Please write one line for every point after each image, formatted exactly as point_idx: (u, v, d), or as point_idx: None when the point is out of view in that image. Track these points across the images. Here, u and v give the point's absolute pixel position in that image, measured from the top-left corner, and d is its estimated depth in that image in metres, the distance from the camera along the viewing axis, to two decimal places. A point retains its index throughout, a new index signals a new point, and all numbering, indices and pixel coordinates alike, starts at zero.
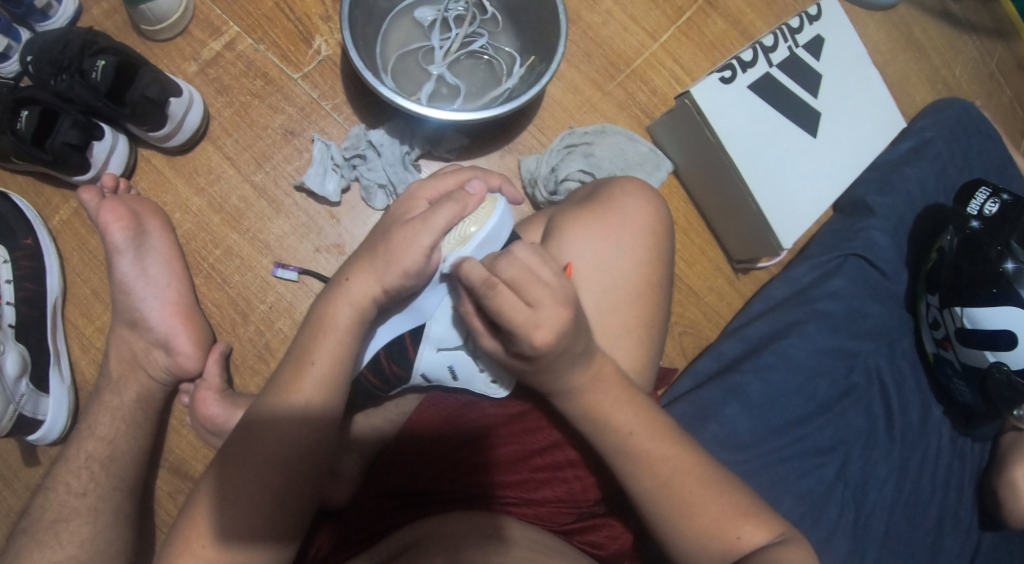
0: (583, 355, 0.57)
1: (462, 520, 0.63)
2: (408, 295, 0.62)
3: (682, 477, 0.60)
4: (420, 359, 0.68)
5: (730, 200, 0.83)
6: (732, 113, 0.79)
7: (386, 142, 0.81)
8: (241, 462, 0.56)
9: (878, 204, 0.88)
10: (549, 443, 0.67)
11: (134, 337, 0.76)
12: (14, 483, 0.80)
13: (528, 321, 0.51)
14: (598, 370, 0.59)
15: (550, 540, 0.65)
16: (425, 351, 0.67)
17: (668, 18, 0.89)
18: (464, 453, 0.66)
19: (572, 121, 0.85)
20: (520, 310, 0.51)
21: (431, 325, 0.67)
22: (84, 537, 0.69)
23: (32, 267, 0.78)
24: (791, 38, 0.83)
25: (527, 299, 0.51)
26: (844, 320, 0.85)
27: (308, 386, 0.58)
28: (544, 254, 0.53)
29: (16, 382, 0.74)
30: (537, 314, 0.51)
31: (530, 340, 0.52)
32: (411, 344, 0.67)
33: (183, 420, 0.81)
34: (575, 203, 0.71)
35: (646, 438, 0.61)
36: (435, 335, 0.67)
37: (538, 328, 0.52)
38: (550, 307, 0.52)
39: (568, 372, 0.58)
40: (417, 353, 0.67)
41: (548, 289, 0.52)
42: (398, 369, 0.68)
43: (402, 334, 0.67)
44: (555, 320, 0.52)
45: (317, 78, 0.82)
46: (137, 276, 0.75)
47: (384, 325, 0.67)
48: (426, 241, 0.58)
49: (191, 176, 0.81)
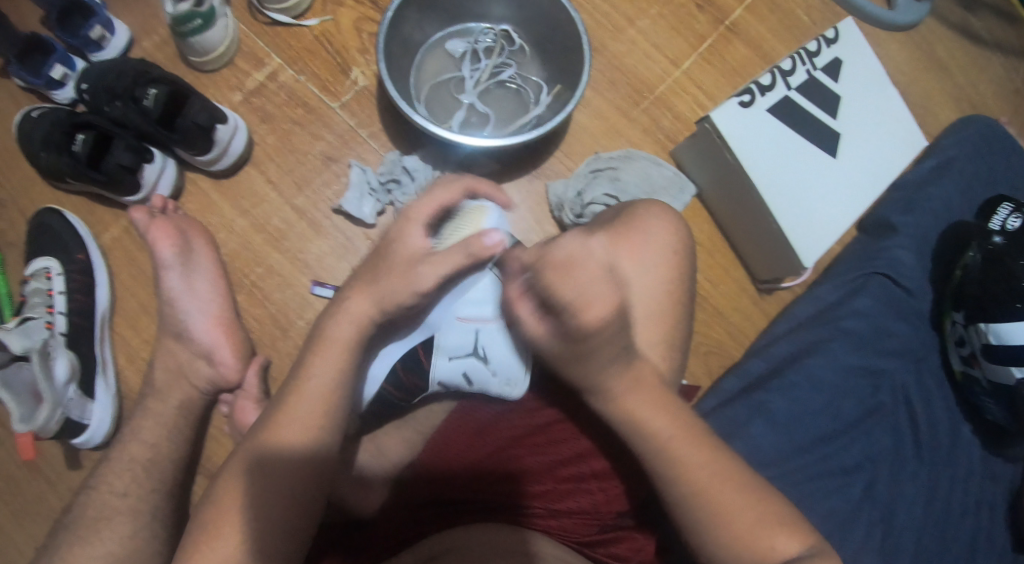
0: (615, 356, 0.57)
1: (485, 531, 0.66)
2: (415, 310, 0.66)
3: (714, 490, 0.61)
4: (434, 369, 0.72)
5: (751, 221, 0.85)
6: (752, 136, 0.81)
7: (419, 168, 0.84)
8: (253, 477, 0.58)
9: (901, 223, 0.89)
10: (573, 455, 0.70)
11: (179, 348, 0.80)
12: (58, 485, 0.85)
13: (579, 296, 0.50)
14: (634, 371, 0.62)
15: (570, 554, 0.67)
16: (438, 361, 0.72)
17: (691, 45, 0.92)
18: (492, 464, 0.68)
19: (597, 147, 0.88)
20: (571, 286, 0.50)
21: (439, 337, 0.72)
22: (123, 535, 0.72)
23: (84, 280, 0.84)
24: (809, 61, 0.86)
25: (576, 273, 0.51)
26: (869, 338, 0.86)
27: (308, 406, 0.61)
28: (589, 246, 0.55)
29: (65, 386, 0.79)
30: (588, 289, 0.50)
31: (584, 315, 0.50)
32: (425, 355, 0.72)
33: (223, 429, 0.85)
34: (599, 223, 0.74)
35: (675, 446, 0.62)
36: (446, 345, 0.71)
37: (589, 295, 0.50)
38: (595, 290, 0.50)
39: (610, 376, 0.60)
40: (431, 364, 0.72)
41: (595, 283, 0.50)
42: (414, 378, 0.72)
43: (415, 347, 0.71)
44: (603, 303, 0.50)
45: (355, 107, 0.87)
46: (184, 290, 0.80)
47: (396, 341, 0.71)
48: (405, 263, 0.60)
49: (236, 198, 0.85)
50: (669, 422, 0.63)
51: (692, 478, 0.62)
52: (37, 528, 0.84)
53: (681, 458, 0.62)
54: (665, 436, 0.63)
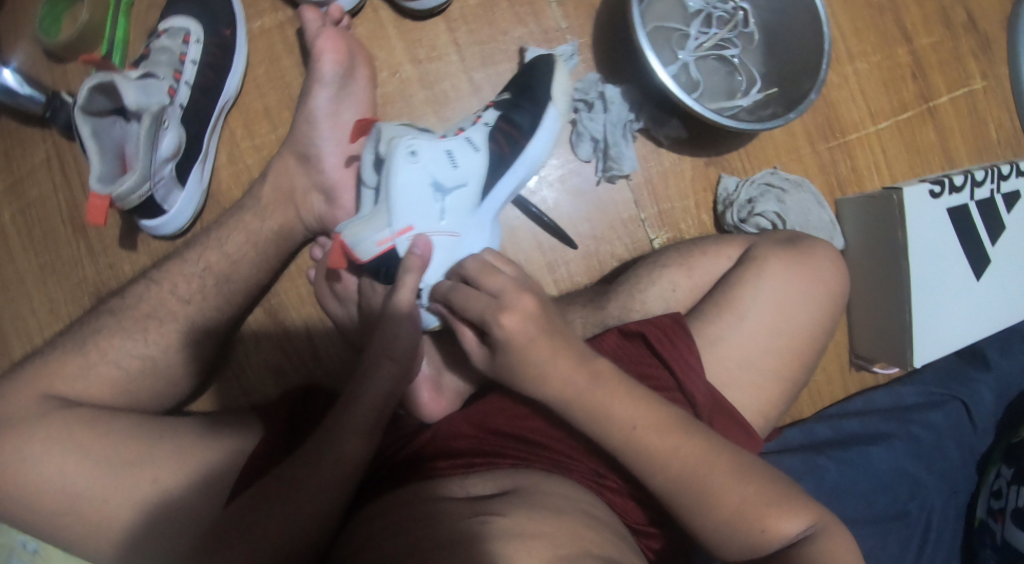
0: (569, 351, 0.61)
1: (530, 478, 0.67)
2: (467, 193, 0.71)
3: (766, 518, 0.58)
4: (531, 146, 0.76)
5: (881, 302, 0.86)
6: (926, 228, 0.81)
7: (617, 101, 0.81)
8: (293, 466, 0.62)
9: (997, 363, 0.88)
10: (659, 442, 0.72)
11: (299, 171, 0.76)
12: (98, 257, 0.77)
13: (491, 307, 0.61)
14: (595, 368, 0.61)
15: (593, 527, 0.64)
16: (534, 143, 0.76)
17: (893, 107, 0.91)
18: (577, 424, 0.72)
19: (777, 162, 0.89)
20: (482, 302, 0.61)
21: (528, 150, 0.76)
22: (170, 344, 0.70)
23: (219, 59, 0.76)
24: (996, 182, 0.85)
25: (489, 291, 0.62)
26: (927, 450, 0.86)
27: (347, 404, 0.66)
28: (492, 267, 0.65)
29: (163, 163, 0.71)
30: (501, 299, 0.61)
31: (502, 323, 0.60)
32: (516, 139, 0.75)
33: (302, 271, 0.82)
34: (775, 242, 0.77)
35: (684, 451, 0.59)
36: (480, 166, 0.72)
37: (506, 309, 0.61)
38: (511, 294, 0.62)
39: (552, 365, 0.61)
40: (526, 145, 0.75)
41: (492, 301, 0.61)
42: (512, 129, 0.75)
43: (507, 164, 0.74)
44: (522, 304, 0.61)
45: (570, 10, 0.83)
46: (328, 114, 0.75)
47: (507, 175, 0.75)
48: (405, 327, 0.67)
49: (412, 43, 0.82)
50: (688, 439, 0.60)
51: (677, 476, 0.59)
52: (63, 305, 0.77)
53: (689, 469, 0.59)
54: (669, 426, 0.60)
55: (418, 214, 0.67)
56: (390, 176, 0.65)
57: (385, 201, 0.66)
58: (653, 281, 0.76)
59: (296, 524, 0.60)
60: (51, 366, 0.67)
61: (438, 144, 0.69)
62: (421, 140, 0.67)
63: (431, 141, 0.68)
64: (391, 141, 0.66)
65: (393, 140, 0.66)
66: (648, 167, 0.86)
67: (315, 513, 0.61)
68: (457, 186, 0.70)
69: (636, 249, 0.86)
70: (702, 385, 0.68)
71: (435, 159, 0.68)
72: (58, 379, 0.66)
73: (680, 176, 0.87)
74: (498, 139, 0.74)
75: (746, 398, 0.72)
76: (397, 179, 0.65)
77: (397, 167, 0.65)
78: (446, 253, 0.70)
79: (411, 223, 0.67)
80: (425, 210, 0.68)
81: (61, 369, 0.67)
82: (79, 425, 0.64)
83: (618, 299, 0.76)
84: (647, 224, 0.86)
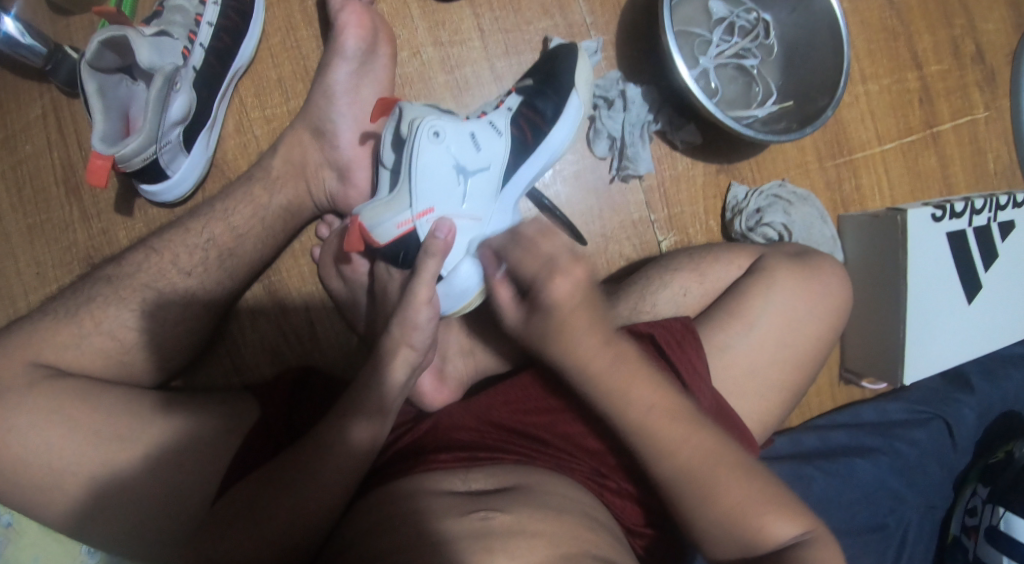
0: (601, 328, 0.61)
1: (535, 474, 0.66)
2: (488, 177, 0.71)
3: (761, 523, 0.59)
4: (553, 135, 0.75)
5: (875, 319, 0.87)
6: (925, 250, 0.83)
7: (637, 101, 0.81)
8: (293, 465, 0.61)
9: (979, 386, 0.91)
10: None
11: (313, 146, 0.73)
12: (92, 220, 0.75)
13: (543, 270, 0.58)
14: (620, 349, 0.62)
15: (594, 528, 0.63)
16: (555, 132, 0.75)
17: (898, 130, 0.93)
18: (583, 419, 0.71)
19: (786, 175, 0.90)
20: (535, 262, 0.59)
21: (550, 138, 0.75)
22: (168, 316, 0.68)
23: (236, 23, 0.73)
24: (993, 211, 0.88)
25: (542, 252, 0.59)
26: (910, 466, 0.88)
27: (348, 400, 0.65)
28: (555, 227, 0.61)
29: (171, 126, 0.68)
30: (553, 262, 0.58)
31: (551, 285, 0.57)
32: (537, 127, 0.74)
33: (305, 250, 0.79)
34: (785, 254, 0.78)
35: (687, 462, 0.61)
36: (501, 150, 0.71)
37: (556, 274, 0.57)
38: (563, 257, 0.58)
39: (588, 338, 0.60)
40: (546, 134, 0.75)
41: (546, 263, 0.58)
42: (533, 119, 0.74)
43: (528, 152, 0.74)
44: (573, 272, 0.58)
45: (596, 6, 0.83)
46: (348, 89, 0.73)
47: (528, 163, 0.75)
48: (426, 314, 0.64)
49: (436, 25, 0.80)
50: (697, 435, 0.61)
51: (684, 466, 0.60)
52: (55, 267, 0.74)
53: (690, 467, 0.60)
54: (672, 430, 0.61)
55: (440, 196, 0.67)
56: (412, 157, 0.64)
57: (405, 183, 0.65)
58: (663, 286, 0.77)
59: (304, 514, 0.60)
60: (40, 331, 0.64)
61: (461, 126, 0.69)
62: (444, 121, 0.67)
63: (455, 123, 0.67)
64: (412, 122, 0.65)
65: (416, 121, 0.65)
66: (662, 170, 0.86)
67: (324, 496, 0.61)
68: (478, 170, 0.70)
69: (644, 250, 0.86)
70: (707, 390, 0.68)
71: (458, 141, 0.68)
72: (46, 347, 0.63)
73: (692, 181, 0.87)
74: (521, 124, 0.74)
75: (749, 405, 0.73)
76: (419, 161, 0.65)
77: (420, 148, 0.65)
78: (467, 236, 0.69)
79: (432, 205, 0.67)
80: (446, 193, 0.67)
81: (50, 336, 0.64)
82: (68, 396, 0.61)
83: (628, 300, 0.76)
84: (657, 225, 0.86)
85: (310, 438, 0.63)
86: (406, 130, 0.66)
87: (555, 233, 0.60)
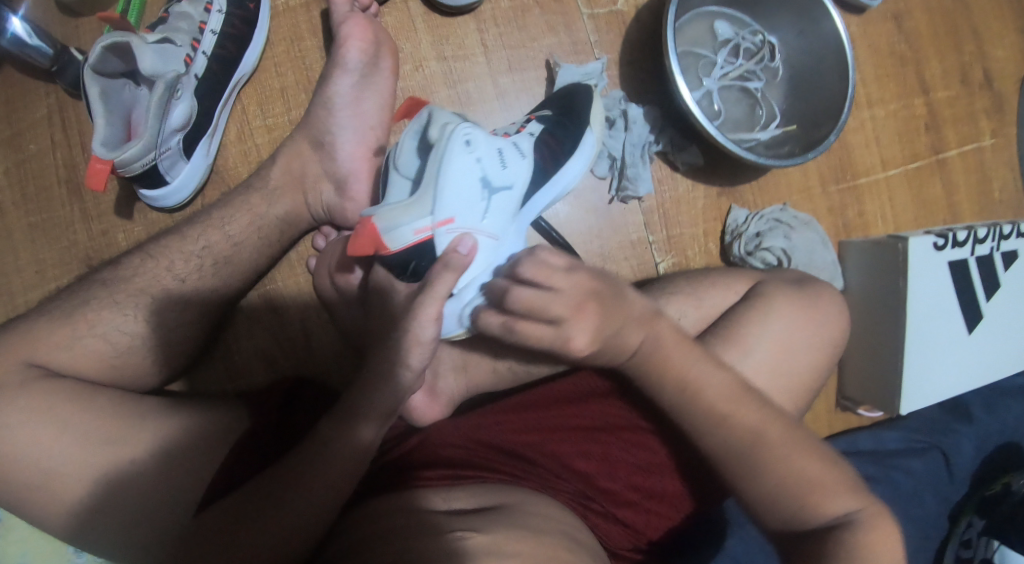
0: (636, 318, 0.64)
1: (518, 491, 0.66)
2: (509, 194, 0.69)
3: (807, 502, 0.62)
4: (569, 166, 0.75)
5: (875, 349, 0.87)
6: (926, 279, 0.82)
7: (639, 122, 0.81)
8: (280, 479, 0.60)
9: (979, 417, 0.90)
10: (650, 465, 0.72)
11: (312, 158, 0.74)
12: (92, 221, 0.75)
13: (558, 338, 0.60)
14: (658, 331, 0.66)
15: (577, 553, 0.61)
16: (573, 162, 0.75)
17: (904, 156, 0.92)
18: (574, 436, 0.72)
19: (788, 200, 0.89)
20: (544, 330, 0.60)
21: (568, 165, 0.75)
22: (163, 321, 0.68)
23: (241, 32, 0.73)
24: (997, 240, 0.87)
25: (546, 320, 0.59)
26: (906, 498, 0.86)
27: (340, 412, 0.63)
28: (545, 260, 0.59)
29: (171, 133, 0.68)
30: (561, 330, 0.60)
31: (570, 348, 0.61)
32: (561, 151, 0.74)
33: (303, 260, 0.79)
34: (783, 280, 0.78)
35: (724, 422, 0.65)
36: (524, 168, 0.70)
37: (569, 340, 0.60)
38: (571, 322, 0.60)
39: (626, 337, 0.64)
40: (566, 162, 0.75)
41: (558, 334, 0.60)
42: (557, 141, 0.74)
43: (546, 174, 0.73)
44: (583, 325, 0.60)
45: (602, 24, 0.83)
46: (349, 102, 0.73)
47: (543, 189, 0.74)
48: (432, 331, 0.61)
49: (441, 40, 0.80)
50: (743, 411, 0.65)
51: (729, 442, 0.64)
52: (52, 266, 0.75)
53: (736, 442, 0.64)
54: (716, 394, 0.65)
55: (462, 209, 0.64)
56: (441, 163, 0.61)
57: (430, 189, 0.61)
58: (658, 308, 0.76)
59: (289, 536, 0.59)
60: (34, 331, 0.64)
61: (492, 140, 0.67)
62: (477, 131, 0.65)
63: (486, 134, 0.66)
64: (445, 126, 0.62)
65: (451, 126, 0.62)
66: (662, 191, 0.86)
67: (312, 514, 0.59)
68: (502, 188, 0.68)
69: (642, 271, 0.85)
70: None
71: (488, 155, 0.66)
72: (40, 347, 0.63)
73: (692, 204, 0.87)
74: (543, 152, 0.73)
75: None
76: (448, 167, 0.62)
77: (452, 155, 0.62)
78: (483, 254, 0.67)
79: (452, 215, 0.63)
80: (470, 206, 0.65)
81: (44, 337, 0.64)
82: (62, 398, 0.61)
83: None
84: (655, 248, 0.86)
85: (302, 449, 0.62)
86: (437, 135, 0.63)
87: (550, 274, 0.59)
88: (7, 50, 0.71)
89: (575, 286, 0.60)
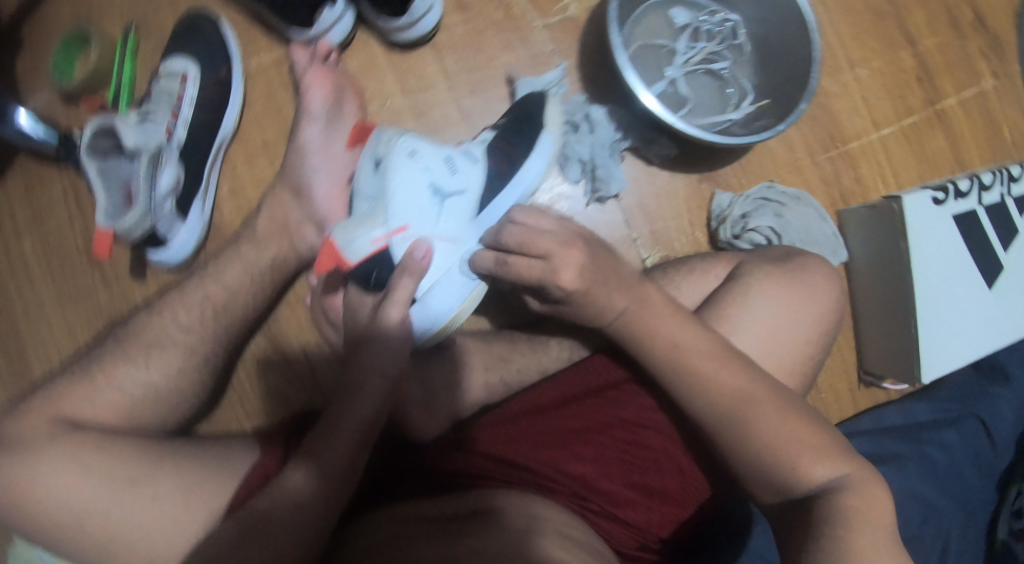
0: (617, 281, 0.66)
1: (509, 496, 0.66)
2: (466, 198, 0.71)
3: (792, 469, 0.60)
4: (528, 165, 0.75)
5: (891, 317, 0.82)
6: (931, 237, 0.78)
7: (603, 121, 0.82)
8: (266, 507, 0.60)
9: (1016, 375, 0.84)
10: (647, 461, 0.72)
11: (293, 203, 0.79)
12: (112, 285, 0.84)
13: (547, 268, 0.64)
14: (638, 296, 0.67)
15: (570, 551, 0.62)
16: (533, 161, 0.76)
17: (897, 113, 0.88)
18: (568, 439, 0.71)
19: (775, 176, 0.87)
20: (535, 267, 0.64)
21: (525, 166, 0.75)
22: (173, 367, 0.74)
23: (218, 97, 0.80)
24: (1006, 185, 0.82)
25: (536, 253, 0.64)
26: (943, 472, 0.81)
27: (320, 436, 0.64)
28: (538, 212, 0.67)
29: (163, 197, 0.75)
30: (551, 261, 0.64)
31: (559, 281, 0.64)
32: (517, 154, 0.75)
33: (301, 298, 0.85)
34: (768, 258, 0.76)
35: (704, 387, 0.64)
36: (477, 173, 0.72)
37: (557, 271, 0.63)
38: (558, 254, 0.63)
39: (610, 299, 0.66)
40: (523, 163, 0.75)
41: (545, 268, 0.64)
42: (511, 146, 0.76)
43: (506, 179, 0.74)
44: (571, 259, 0.64)
45: (557, 33, 0.85)
46: (320, 146, 0.78)
47: (504, 192, 0.74)
48: (400, 336, 0.65)
49: (403, 74, 0.84)
50: (721, 374, 0.64)
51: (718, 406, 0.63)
52: (83, 330, 0.83)
53: (723, 404, 0.63)
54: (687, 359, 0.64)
55: (415, 216, 0.67)
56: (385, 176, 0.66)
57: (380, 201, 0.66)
58: None
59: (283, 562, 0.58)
60: (61, 390, 0.72)
61: (439, 150, 0.71)
62: (421, 143, 0.69)
63: (432, 145, 0.70)
64: (389, 142, 0.68)
65: (392, 140, 0.67)
66: (640, 186, 0.86)
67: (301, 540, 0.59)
68: (455, 193, 0.70)
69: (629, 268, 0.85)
70: None
71: (436, 163, 0.69)
72: (66, 403, 0.70)
73: (674, 195, 0.86)
74: (496, 156, 0.75)
75: None
76: (393, 178, 0.67)
77: (394, 167, 0.67)
78: (442, 258, 0.70)
79: (406, 223, 0.67)
80: (422, 213, 0.68)
81: (69, 394, 0.71)
82: (83, 445, 0.67)
83: None
84: (639, 244, 0.85)
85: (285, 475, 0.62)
86: (382, 151, 0.68)
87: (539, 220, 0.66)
88: (15, 140, 0.80)
89: (565, 232, 0.65)
